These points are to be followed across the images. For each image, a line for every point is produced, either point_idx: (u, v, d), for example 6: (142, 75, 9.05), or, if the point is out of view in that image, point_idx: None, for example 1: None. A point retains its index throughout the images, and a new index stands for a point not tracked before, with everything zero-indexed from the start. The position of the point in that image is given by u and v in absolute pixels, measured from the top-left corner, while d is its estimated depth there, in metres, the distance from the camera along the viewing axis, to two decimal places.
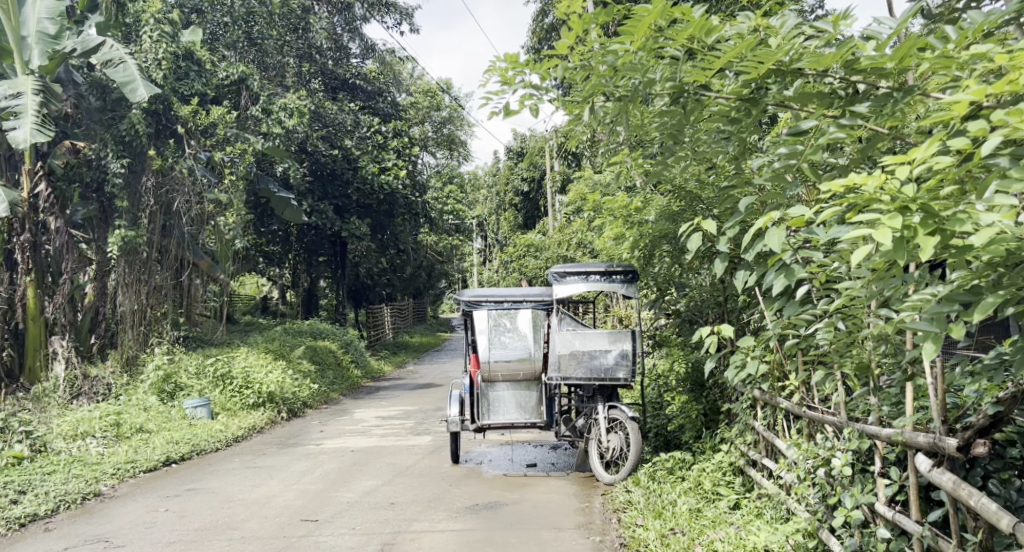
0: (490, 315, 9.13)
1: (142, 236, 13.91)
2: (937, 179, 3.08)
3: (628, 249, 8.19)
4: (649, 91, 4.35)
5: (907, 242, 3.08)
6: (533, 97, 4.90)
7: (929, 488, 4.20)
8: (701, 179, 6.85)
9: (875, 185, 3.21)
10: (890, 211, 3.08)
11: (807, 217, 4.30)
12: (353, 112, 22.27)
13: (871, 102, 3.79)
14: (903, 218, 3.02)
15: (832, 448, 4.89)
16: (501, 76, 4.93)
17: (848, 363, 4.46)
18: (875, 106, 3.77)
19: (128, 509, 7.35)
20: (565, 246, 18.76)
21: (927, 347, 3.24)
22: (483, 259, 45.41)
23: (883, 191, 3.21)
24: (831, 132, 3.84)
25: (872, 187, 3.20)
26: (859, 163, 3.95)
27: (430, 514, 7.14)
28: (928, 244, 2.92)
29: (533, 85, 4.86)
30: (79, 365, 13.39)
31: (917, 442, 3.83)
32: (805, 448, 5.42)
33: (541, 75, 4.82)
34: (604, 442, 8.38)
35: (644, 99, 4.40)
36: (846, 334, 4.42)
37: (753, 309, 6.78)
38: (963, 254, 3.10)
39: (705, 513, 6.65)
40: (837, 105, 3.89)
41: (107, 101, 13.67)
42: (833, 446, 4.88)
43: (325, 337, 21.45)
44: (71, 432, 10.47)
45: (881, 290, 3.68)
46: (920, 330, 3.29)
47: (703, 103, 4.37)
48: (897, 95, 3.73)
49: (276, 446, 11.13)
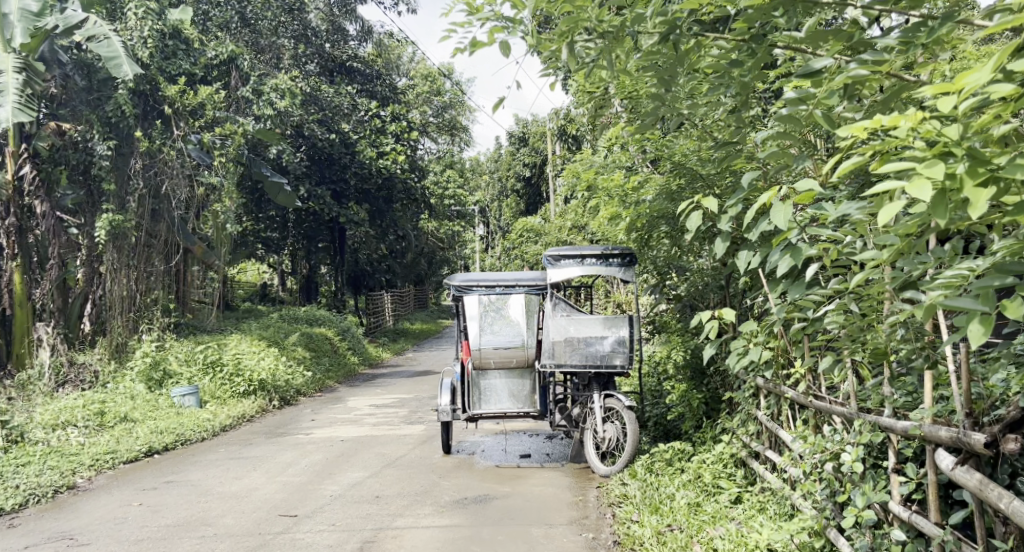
0: (481, 301, 8.74)
1: (131, 220, 13.55)
2: (990, 116, 2.68)
3: (624, 231, 7.68)
4: (637, 27, 4.12)
5: (950, 196, 2.69)
6: (504, 30, 4.52)
7: (949, 487, 3.84)
8: (701, 157, 6.56)
9: (909, 127, 2.88)
10: (928, 157, 2.70)
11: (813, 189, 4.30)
12: (350, 95, 21.83)
13: (903, 33, 3.36)
14: (944, 166, 2.64)
15: (841, 441, 4.51)
16: (467, 5, 4.57)
17: (862, 349, 4.08)
18: (906, 37, 3.34)
19: (100, 504, 7.02)
20: (565, 231, 18.40)
21: (974, 330, 2.76)
22: (486, 246, 44.94)
23: (917, 135, 2.87)
24: (852, 68, 3.42)
25: (904, 130, 2.88)
26: (885, 108, 3.55)
27: (415, 509, 6.80)
28: (980, 197, 2.53)
29: (505, 16, 4.49)
30: (66, 351, 13.03)
31: (938, 438, 3.49)
32: (812, 441, 5.04)
33: (513, 5, 4.45)
34: (601, 432, 8.02)
35: (631, 36, 4.17)
36: (861, 318, 4.02)
37: (755, 293, 6.42)
38: (1020, 211, 2.68)
39: (704, 508, 6.30)
40: (856, 40, 3.56)
41: (93, 81, 13.35)
42: (842, 439, 4.51)
43: (323, 324, 21.11)
44: (52, 421, 10.14)
45: (907, 266, 3.31)
46: (961, 308, 2.81)
47: (699, 45, 4.11)
48: (934, 23, 3.27)
49: (265, 436, 10.80)
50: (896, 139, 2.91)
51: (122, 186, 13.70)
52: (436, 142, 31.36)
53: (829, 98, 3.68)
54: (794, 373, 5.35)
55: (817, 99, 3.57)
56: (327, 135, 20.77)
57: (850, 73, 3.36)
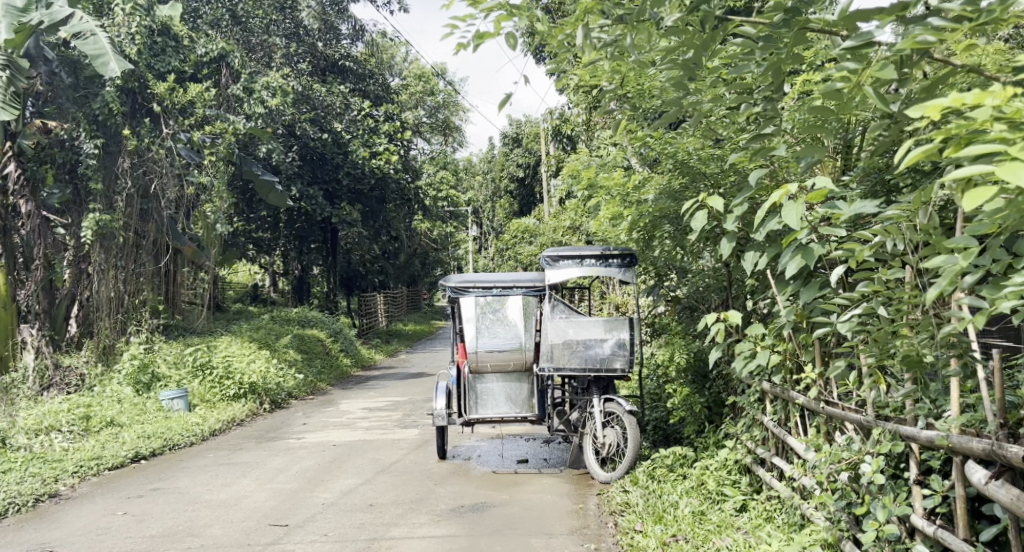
0: (478, 303, 8.51)
1: (118, 220, 13.29)
2: None
3: (625, 231, 7.45)
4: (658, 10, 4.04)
5: None
6: (509, 19, 4.34)
7: (976, 501, 3.64)
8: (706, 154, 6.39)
9: (993, 110, 2.71)
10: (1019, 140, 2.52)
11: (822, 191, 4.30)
12: (343, 94, 21.56)
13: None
14: None
15: (858, 451, 4.29)
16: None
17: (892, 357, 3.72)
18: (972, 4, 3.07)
19: (83, 513, 6.79)
20: (561, 231, 18.16)
21: None
22: (480, 247, 44.67)
23: (1002, 118, 2.69)
24: (918, 35, 3.10)
25: (988, 113, 2.70)
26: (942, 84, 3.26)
27: (410, 518, 6.58)
28: None
29: (510, 5, 4.31)
30: (51, 354, 12.76)
31: (969, 449, 3.32)
32: (825, 450, 4.84)
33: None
34: (601, 438, 7.80)
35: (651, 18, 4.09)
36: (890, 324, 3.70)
37: (762, 295, 6.22)
38: None
39: (709, 517, 6.10)
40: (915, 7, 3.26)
41: (80, 78, 13.04)
42: (859, 449, 4.29)
43: (314, 326, 20.86)
44: (35, 426, 9.89)
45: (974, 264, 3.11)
46: None
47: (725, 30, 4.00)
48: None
49: (255, 440, 10.56)
50: (977, 122, 2.73)
51: (110, 186, 13.43)
52: (430, 142, 31.10)
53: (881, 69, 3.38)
54: (805, 378, 5.15)
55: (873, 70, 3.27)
56: (319, 135, 20.49)
57: (918, 38, 3.06)
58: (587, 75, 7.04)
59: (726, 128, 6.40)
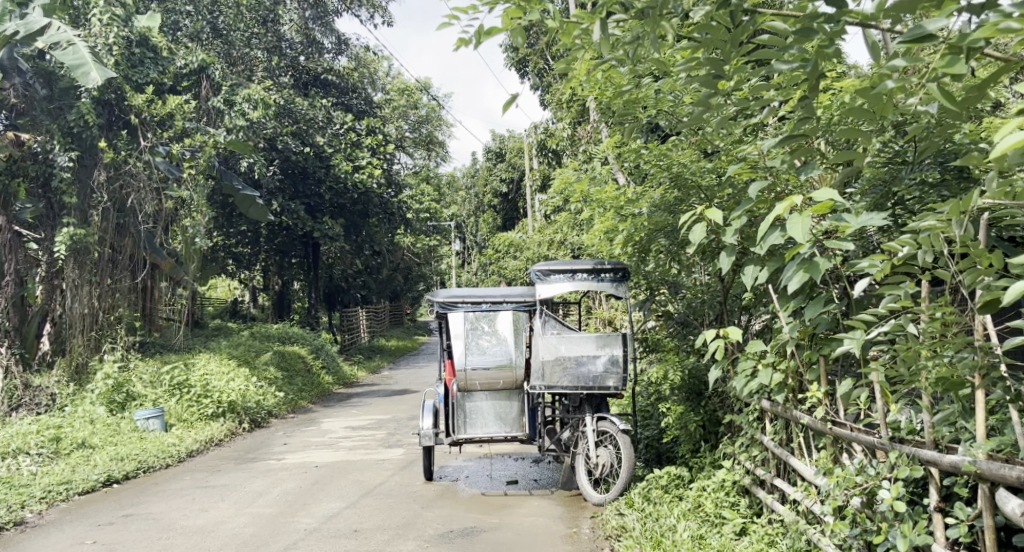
0: (467, 318, 8.19)
1: (94, 235, 12.94)
2: None
3: (619, 245, 7.19)
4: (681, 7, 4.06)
5: None
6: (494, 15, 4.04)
7: (1003, 529, 3.44)
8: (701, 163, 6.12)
9: None
10: None
11: (828, 206, 4.23)
12: (325, 108, 21.24)
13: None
14: None
15: (872, 475, 4.05)
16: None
17: (922, 378, 3.52)
18: None
19: (51, 542, 6.49)
20: (546, 245, 17.92)
21: None
22: (462, 261, 44.37)
23: None
24: (997, 22, 3.00)
25: None
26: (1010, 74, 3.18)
27: (397, 545, 6.31)
28: None
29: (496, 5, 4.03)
30: (20, 374, 12.39)
31: (1004, 476, 3.13)
32: (834, 473, 4.62)
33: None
34: (593, 458, 7.55)
35: (676, 14, 4.08)
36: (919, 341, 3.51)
37: (761, 309, 6.01)
38: None
39: (708, 541, 5.87)
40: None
41: (54, 90, 12.62)
42: (873, 473, 4.05)
43: (295, 342, 20.50)
44: (2, 448, 9.57)
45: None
46: None
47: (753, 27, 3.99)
48: None
49: (233, 461, 10.26)
50: None
51: (84, 200, 13.07)
52: (413, 156, 30.82)
53: (951, 63, 3.24)
54: (810, 396, 4.94)
55: (940, 58, 3.15)
56: (301, 148, 20.20)
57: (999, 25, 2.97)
58: (581, 83, 6.78)
59: (722, 138, 6.14)
